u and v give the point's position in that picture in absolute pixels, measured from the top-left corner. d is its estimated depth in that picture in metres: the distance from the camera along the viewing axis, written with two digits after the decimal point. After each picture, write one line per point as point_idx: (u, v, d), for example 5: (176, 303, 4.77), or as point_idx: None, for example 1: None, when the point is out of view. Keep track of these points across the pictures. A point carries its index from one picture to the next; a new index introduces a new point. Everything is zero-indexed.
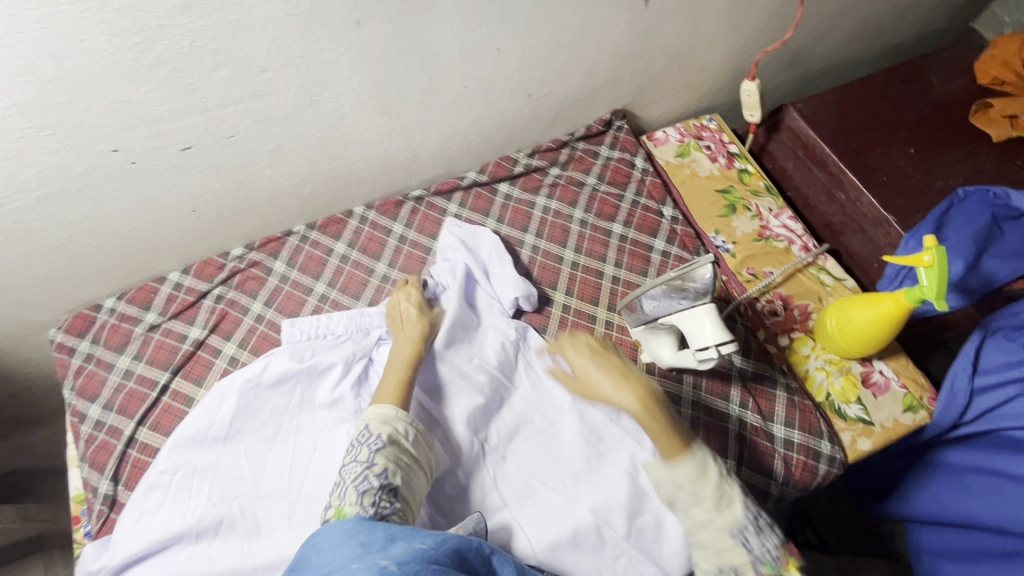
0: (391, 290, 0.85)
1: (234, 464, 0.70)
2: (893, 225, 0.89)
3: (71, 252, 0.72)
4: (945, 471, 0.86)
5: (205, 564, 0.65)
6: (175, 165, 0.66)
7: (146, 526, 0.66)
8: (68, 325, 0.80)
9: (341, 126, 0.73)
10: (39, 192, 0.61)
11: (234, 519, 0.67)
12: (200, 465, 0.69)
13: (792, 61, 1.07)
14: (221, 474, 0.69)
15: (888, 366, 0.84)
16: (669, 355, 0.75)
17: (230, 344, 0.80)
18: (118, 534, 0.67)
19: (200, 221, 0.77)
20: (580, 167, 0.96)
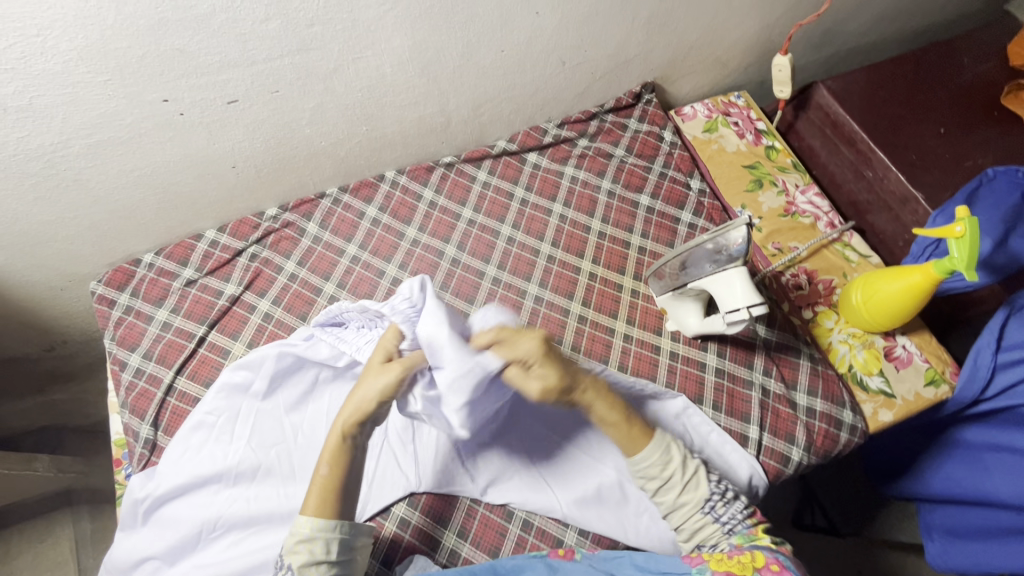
0: (421, 253, 0.87)
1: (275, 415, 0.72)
2: (921, 203, 0.90)
3: (116, 203, 0.74)
4: (961, 451, 0.87)
5: (243, 505, 0.67)
6: (222, 118, 0.68)
7: (189, 464, 0.69)
8: (108, 278, 0.82)
9: (380, 86, 0.75)
10: (91, 139, 0.64)
11: (272, 466, 0.70)
12: (242, 412, 0.71)
13: (823, 38, 1.07)
14: (262, 422, 0.71)
15: (911, 341, 0.85)
16: (695, 323, 0.77)
17: (264, 300, 0.82)
18: (161, 471, 0.69)
19: (239, 178, 0.79)
20: (609, 139, 0.97)
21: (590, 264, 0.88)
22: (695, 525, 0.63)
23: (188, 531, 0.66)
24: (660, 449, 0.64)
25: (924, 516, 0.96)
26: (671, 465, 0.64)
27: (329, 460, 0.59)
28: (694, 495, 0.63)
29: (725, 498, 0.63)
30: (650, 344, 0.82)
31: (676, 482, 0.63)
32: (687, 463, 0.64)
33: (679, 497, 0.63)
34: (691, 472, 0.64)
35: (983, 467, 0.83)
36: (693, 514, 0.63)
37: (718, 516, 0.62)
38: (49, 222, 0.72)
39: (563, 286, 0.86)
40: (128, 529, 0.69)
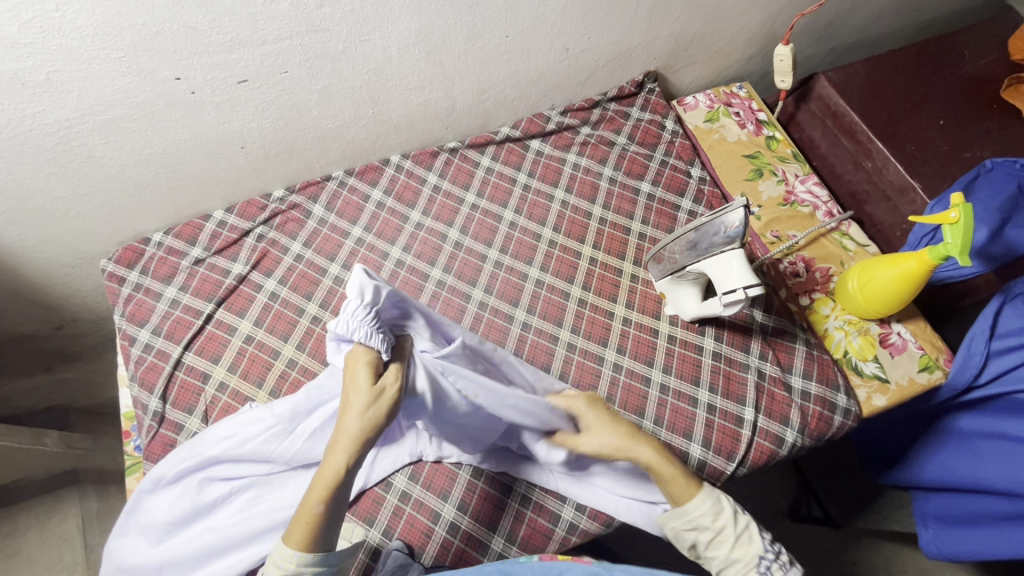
0: (425, 236, 0.88)
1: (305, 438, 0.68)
2: (919, 192, 0.91)
3: (127, 181, 0.75)
4: (955, 438, 0.88)
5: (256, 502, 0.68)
6: (232, 98, 0.70)
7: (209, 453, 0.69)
8: (118, 256, 0.84)
9: (387, 69, 0.76)
10: (105, 115, 0.66)
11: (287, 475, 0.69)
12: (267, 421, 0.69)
13: (826, 30, 1.07)
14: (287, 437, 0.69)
15: (906, 328, 0.86)
16: (693, 306, 0.79)
17: (271, 280, 0.84)
18: (193, 445, 0.69)
19: (247, 159, 0.81)
20: (611, 127, 0.98)
21: (591, 249, 0.89)
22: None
23: (203, 503, 0.67)
24: (709, 497, 0.60)
25: (919, 505, 0.97)
26: (721, 517, 0.59)
27: (327, 497, 0.49)
28: (746, 554, 0.57)
29: (781, 561, 0.57)
30: (648, 328, 0.83)
31: (728, 537, 0.58)
32: (738, 516, 0.59)
33: (730, 552, 0.58)
34: (741, 528, 0.58)
35: (975, 454, 0.84)
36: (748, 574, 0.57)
37: None
38: (61, 198, 0.73)
39: (564, 270, 0.87)
40: (140, 491, 0.70)
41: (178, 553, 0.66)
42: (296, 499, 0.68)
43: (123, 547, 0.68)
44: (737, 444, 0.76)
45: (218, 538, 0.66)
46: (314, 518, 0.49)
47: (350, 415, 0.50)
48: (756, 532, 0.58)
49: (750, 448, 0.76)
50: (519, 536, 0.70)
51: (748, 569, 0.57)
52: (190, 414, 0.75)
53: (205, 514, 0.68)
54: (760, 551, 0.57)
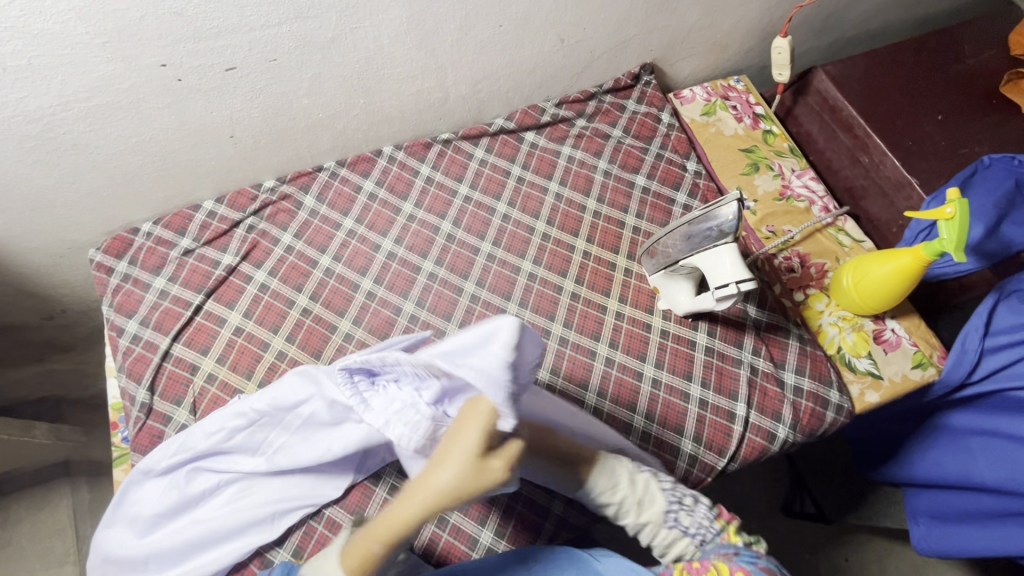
0: (417, 228, 0.87)
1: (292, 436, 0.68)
2: (916, 188, 0.90)
3: (114, 170, 0.74)
4: (948, 435, 0.88)
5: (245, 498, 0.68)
6: (219, 86, 0.69)
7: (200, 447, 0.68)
8: (106, 246, 0.83)
9: (378, 57, 0.75)
10: (90, 102, 0.64)
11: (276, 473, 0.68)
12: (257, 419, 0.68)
13: (825, 23, 1.06)
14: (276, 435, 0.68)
15: (900, 324, 0.85)
16: (686, 300, 0.78)
17: (261, 271, 0.83)
18: (183, 438, 0.68)
19: (237, 148, 0.80)
20: (607, 119, 0.97)
21: (585, 243, 0.88)
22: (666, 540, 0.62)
23: (190, 496, 0.66)
24: (606, 472, 0.62)
25: (911, 502, 0.97)
26: (620, 488, 0.62)
27: (390, 542, 0.47)
28: (654, 515, 0.61)
29: (687, 507, 0.62)
30: (641, 322, 0.83)
31: (630, 506, 0.62)
32: (637, 481, 0.62)
33: (638, 518, 0.62)
34: (642, 489, 0.62)
35: (967, 450, 0.84)
36: (659, 531, 0.62)
37: (686, 529, 0.62)
38: (47, 186, 0.72)
39: (557, 263, 0.86)
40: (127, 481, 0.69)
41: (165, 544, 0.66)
42: (284, 492, 0.68)
43: (109, 538, 0.68)
44: (728, 440, 0.75)
45: (207, 529, 0.65)
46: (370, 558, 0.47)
47: (440, 471, 0.45)
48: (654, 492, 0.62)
49: (741, 444, 0.76)
50: (508, 531, 0.70)
51: (659, 527, 0.62)
52: (178, 406, 0.75)
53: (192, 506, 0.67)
54: (665, 508, 0.62)
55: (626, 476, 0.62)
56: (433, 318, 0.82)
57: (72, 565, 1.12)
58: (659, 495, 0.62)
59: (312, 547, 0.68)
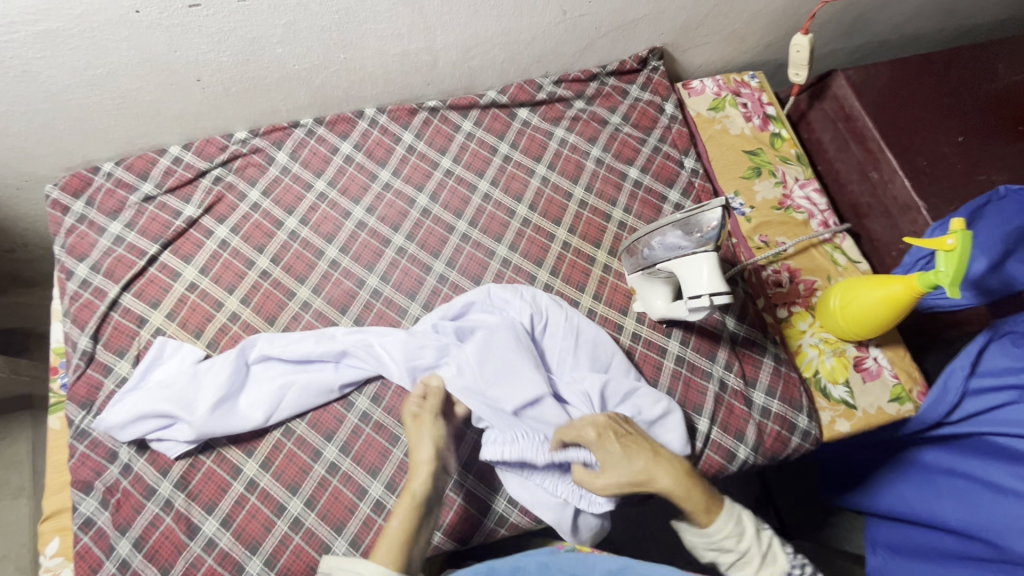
0: (392, 199, 0.83)
1: (324, 369, 0.71)
2: (922, 212, 0.85)
3: (69, 103, 0.70)
4: (918, 471, 0.84)
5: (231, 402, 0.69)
6: (182, 23, 0.64)
7: (174, 367, 0.70)
8: (64, 183, 0.79)
9: (360, 9, 0.69)
10: (38, 27, 0.60)
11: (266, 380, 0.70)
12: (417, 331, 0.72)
13: (853, 25, 0.99)
14: (281, 356, 0.71)
15: (883, 354, 0.82)
16: (661, 305, 0.74)
17: (222, 227, 0.79)
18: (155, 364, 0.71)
19: (205, 93, 0.75)
20: (606, 104, 0.92)
21: (566, 233, 0.84)
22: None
23: (234, 389, 0.69)
24: (733, 520, 0.58)
25: (870, 530, 0.94)
26: (745, 538, 0.58)
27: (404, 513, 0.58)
28: (776, 574, 0.57)
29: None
30: (613, 322, 0.79)
31: (754, 558, 0.57)
32: (762, 538, 0.58)
33: (757, 572, 0.57)
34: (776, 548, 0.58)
35: (935, 490, 0.81)
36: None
37: None
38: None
39: (534, 250, 0.82)
40: (136, 389, 0.69)
41: (208, 422, 0.66)
42: (278, 399, 0.69)
43: (111, 424, 0.67)
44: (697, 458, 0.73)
45: (231, 416, 0.68)
46: (390, 532, 0.56)
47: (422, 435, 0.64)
48: (778, 548, 0.58)
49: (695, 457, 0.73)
50: (443, 523, 0.68)
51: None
52: (121, 358, 0.72)
53: (240, 399, 0.69)
54: (787, 569, 0.57)
55: (753, 530, 0.58)
56: (396, 295, 0.78)
57: (25, 499, 1.11)
58: (784, 555, 0.58)
59: (241, 519, 0.66)
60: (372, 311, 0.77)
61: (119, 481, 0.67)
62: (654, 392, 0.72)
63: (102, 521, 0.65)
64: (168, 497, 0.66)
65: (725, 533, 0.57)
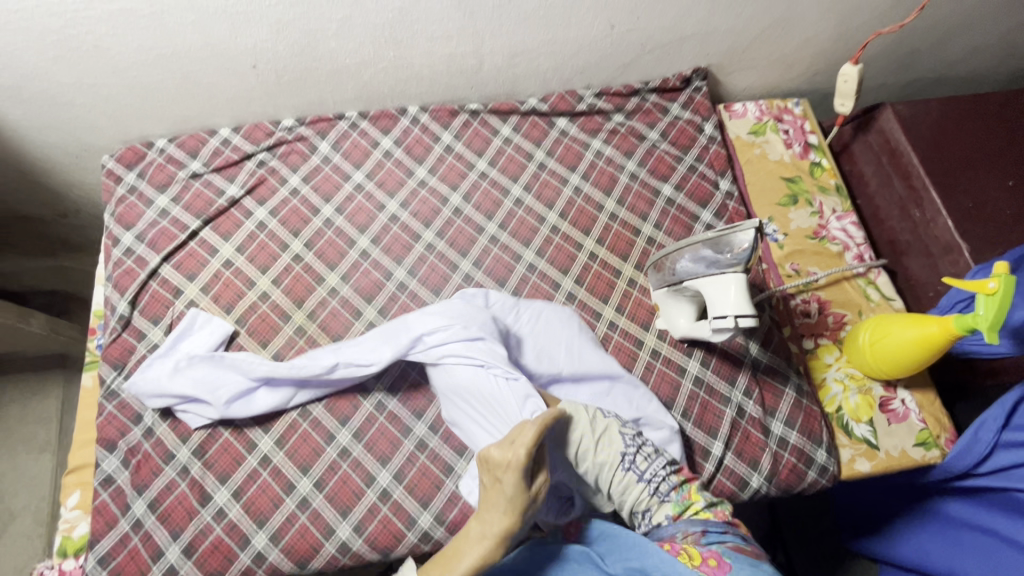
0: (427, 196, 0.85)
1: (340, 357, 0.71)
2: (964, 254, 0.83)
3: (133, 79, 0.74)
4: (939, 524, 0.80)
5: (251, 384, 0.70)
6: (245, 11, 0.67)
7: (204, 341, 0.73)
8: (120, 154, 0.83)
9: (413, 10, 0.72)
10: (113, 5, 0.64)
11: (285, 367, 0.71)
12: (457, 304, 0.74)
13: (906, 59, 0.97)
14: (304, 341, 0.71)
15: (912, 396, 0.79)
16: (685, 324, 0.74)
17: (261, 209, 0.81)
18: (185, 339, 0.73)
19: (259, 80, 0.78)
20: (645, 120, 0.92)
21: (594, 244, 0.84)
22: (621, 486, 0.65)
23: (264, 376, 0.69)
24: (570, 408, 0.67)
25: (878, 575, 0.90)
26: (580, 424, 0.67)
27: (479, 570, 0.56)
28: (610, 454, 0.66)
29: (644, 455, 0.66)
30: (634, 337, 0.78)
31: (589, 441, 0.66)
32: (597, 422, 0.67)
33: (595, 456, 0.66)
34: (602, 430, 0.67)
35: (957, 546, 0.78)
36: (616, 473, 0.66)
37: (641, 474, 0.65)
38: (68, 84, 0.73)
39: (561, 258, 0.83)
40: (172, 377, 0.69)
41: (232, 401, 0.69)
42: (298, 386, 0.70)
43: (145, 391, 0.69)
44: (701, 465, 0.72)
45: (253, 398, 0.70)
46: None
47: (507, 482, 0.59)
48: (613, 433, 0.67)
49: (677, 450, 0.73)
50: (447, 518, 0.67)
51: (615, 469, 0.65)
52: (154, 325, 0.75)
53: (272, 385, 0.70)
54: (620, 449, 0.66)
55: (586, 415, 0.67)
56: (421, 290, 0.80)
57: (49, 455, 1.15)
58: (618, 436, 0.67)
59: (252, 493, 0.67)
60: (396, 303, 0.78)
61: (140, 444, 0.69)
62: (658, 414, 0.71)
63: (122, 480, 0.67)
64: (185, 463, 0.68)
65: (575, 435, 0.66)
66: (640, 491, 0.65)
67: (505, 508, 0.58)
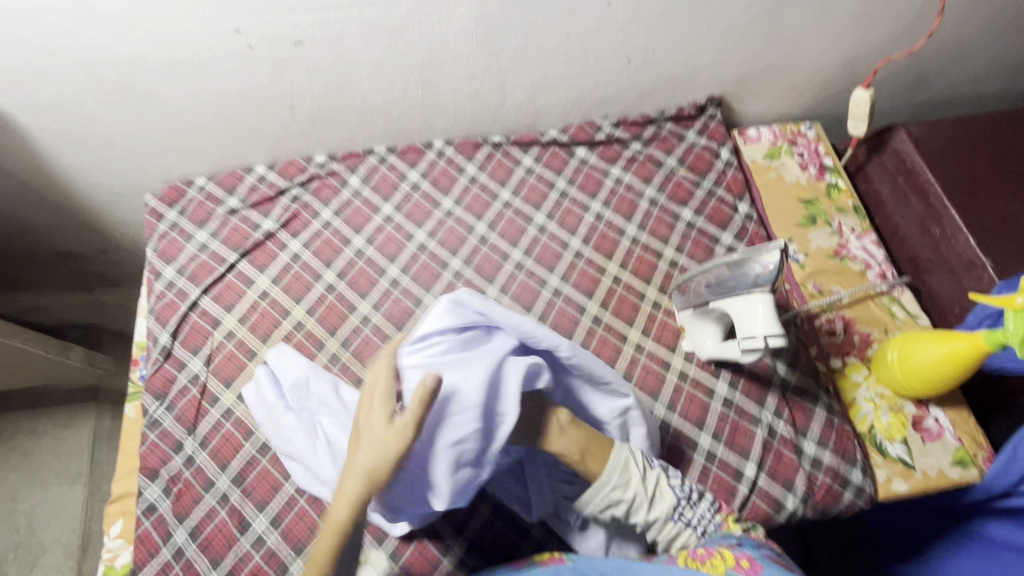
0: (453, 226, 0.87)
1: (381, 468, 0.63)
2: (989, 270, 0.83)
3: (179, 123, 0.79)
4: (981, 545, 0.78)
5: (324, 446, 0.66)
6: (285, 58, 0.72)
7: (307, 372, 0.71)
8: (162, 193, 0.87)
9: (441, 53, 0.76)
10: (166, 57, 0.69)
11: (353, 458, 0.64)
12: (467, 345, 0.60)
13: (917, 82, 1.00)
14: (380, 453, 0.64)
15: (945, 415, 0.78)
16: (712, 345, 0.74)
17: (296, 241, 0.85)
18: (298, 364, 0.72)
19: (295, 120, 0.83)
20: (663, 147, 0.94)
21: (617, 268, 0.86)
22: (668, 535, 0.62)
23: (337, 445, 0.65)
24: (620, 468, 0.60)
25: None
26: (632, 484, 0.60)
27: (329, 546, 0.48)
28: (663, 510, 0.61)
29: (691, 501, 0.63)
30: (661, 359, 0.79)
31: (643, 502, 0.61)
32: (647, 476, 0.61)
33: (649, 513, 0.61)
34: (653, 485, 0.61)
35: (1001, 569, 0.76)
36: (666, 526, 0.62)
37: (688, 522, 0.62)
38: (119, 129, 0.78)
39: (585, 282, 0.84)
40: (286, 412, 0.69)
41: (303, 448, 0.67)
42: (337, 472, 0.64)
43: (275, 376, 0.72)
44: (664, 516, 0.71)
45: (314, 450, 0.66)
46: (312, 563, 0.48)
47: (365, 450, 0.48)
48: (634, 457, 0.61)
49: (706, 477, 0.72)
50: (483, 544, 0.67)
51: (665, 522, 0.62)
52: (195, 355, 0.77)
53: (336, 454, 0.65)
54: (673, 503, 0.62)
55: (639, 474, 0.61)
56: None
57: (81, 486, 1.16)
58: (670, 490, 0.62)
59: (290, 520, 0.68)
60: None
61: (181, 472, 0.71)
62: (684, 432, 0.74)
63: (163, 508, 0.69)
64: (224, 491, 0.69)
65: (611, 486, 0.59)
66: (688, 537, 0.63)
67: (372, 453, 0.48)
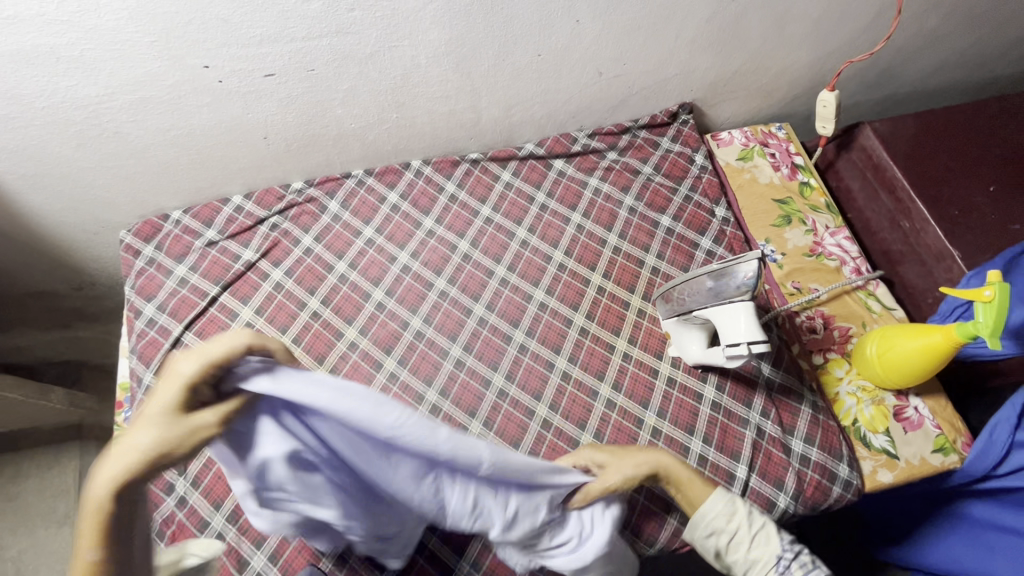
0: (435, 245, 0.88)
1: None
2: (957, 261, 0.86)
3: (151, 158, 0.78)
4: (966, 526, 0.81)
5: None
6: (256, 89, 0.71)
7: None
8: (136, 229, 0.86)
9: (414, 76, 0.77)
10: (134, 95, 0.68)
11: None
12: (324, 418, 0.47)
13: (879, 78, 1.02)
14: None
15: (925, 403, 0.81)
16: (698, 351, 0.75)
17: (278, 270, 0.84)
18: None
19: (270, 148, 0.82)
20: (638, 155, 0.96)
21: (601, 278, 0.87)
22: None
23: None
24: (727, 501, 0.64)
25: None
26: (735, 518, 0.64)
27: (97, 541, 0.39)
28: (764, 553, 0.63)
29: (799, 561, 0.62)
30: (648, 366, 0.80)
31: (744, 536, 0.64)
32: (754, 519, 0.65)
33: (748, 552, 0.63)
34: (758, 526, 0.64)
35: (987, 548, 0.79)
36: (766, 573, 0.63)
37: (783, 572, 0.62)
38: (88, 168, 0.77)
39: (570, 294, 0.85)
40: None
41: None
42: None
43: None
44: (658, 529, 0.70)
45: None
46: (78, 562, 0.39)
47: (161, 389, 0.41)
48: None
49: None
50: (484, 565, 0.68)
51: (767, 569, 0.63)
52: None
53: None
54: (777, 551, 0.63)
55: (745, 510, 0.64)
56: (438, 337, 0.81)
57: (69, 528, 1.14)
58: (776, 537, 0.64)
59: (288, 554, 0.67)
60: (414, 352, 0.80)
61: (174, 514, 0.69)
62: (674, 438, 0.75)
63: None
64: (219, 530, 0.69)
65: (716, 510, 0.63)
66: None
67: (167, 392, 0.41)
